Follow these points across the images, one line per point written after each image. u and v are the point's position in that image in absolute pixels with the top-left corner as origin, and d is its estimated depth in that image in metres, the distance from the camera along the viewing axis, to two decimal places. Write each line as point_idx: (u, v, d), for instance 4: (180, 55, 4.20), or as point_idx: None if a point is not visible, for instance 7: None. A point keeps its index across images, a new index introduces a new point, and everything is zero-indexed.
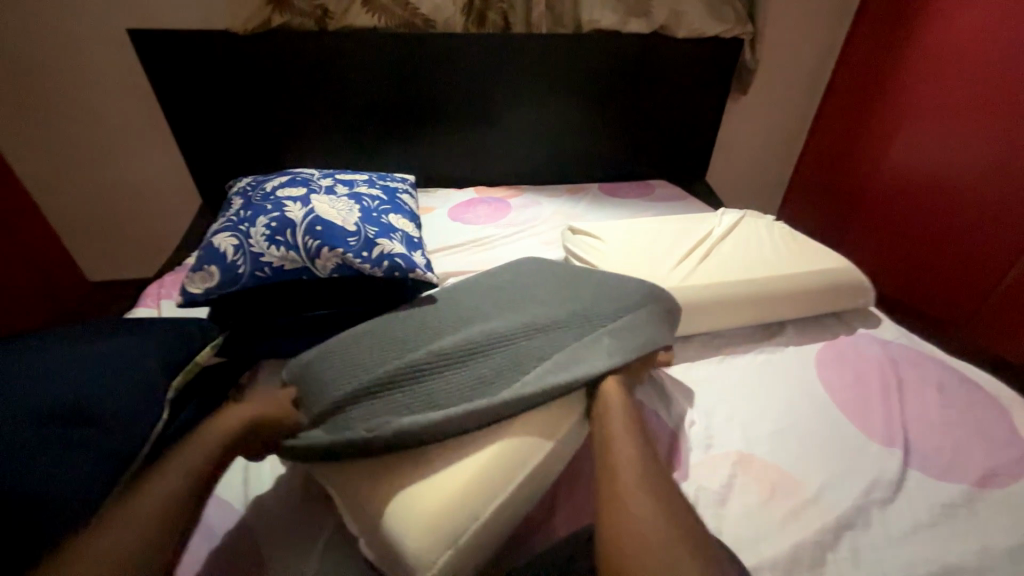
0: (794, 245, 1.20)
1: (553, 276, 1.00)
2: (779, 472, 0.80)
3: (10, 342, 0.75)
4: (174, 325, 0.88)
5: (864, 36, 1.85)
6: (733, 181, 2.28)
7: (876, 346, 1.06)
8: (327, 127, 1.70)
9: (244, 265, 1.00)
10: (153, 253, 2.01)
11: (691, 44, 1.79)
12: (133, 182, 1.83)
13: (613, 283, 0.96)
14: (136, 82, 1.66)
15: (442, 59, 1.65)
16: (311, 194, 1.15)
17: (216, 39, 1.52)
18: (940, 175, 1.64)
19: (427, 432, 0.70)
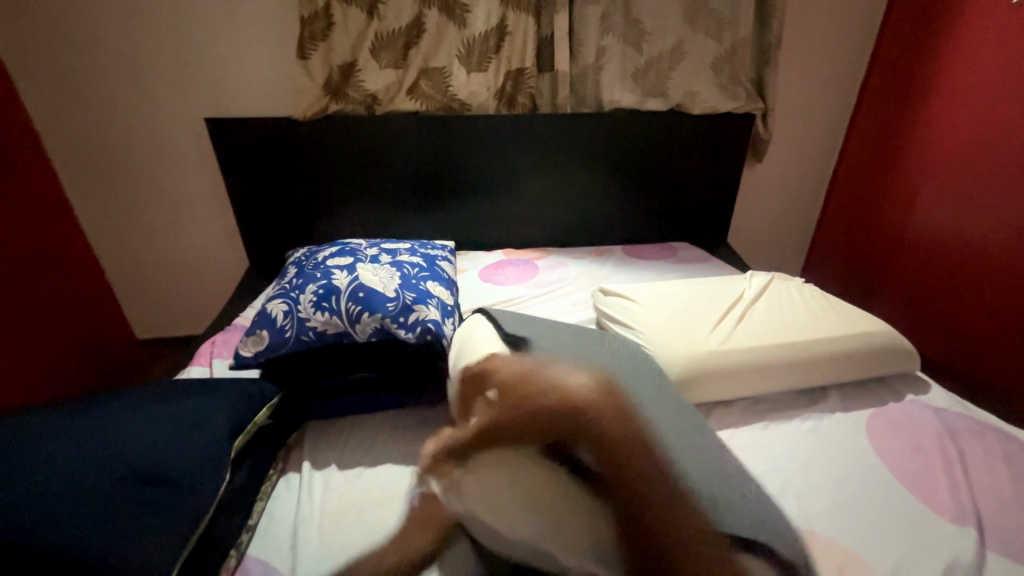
0: (829, 308, 1.20)
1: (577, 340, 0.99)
2: (845, 552, 0.76)
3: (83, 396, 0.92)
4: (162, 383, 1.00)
5: (875, 112, 1.98)
6: (755, 242, 2.32)
7: (928, 413, 1.03)
8: (369, 197, 1.85)
9: (291, 329, 1.06)
10: (198, 315, 2.12)
11: (706, 119, 1.92)
12: (191, 248, 1.99)
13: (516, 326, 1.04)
14: (204, 161, 1.86)
15: (477, 137, 1.81)
16: (357, 262, 1.20)
17: (279, 124, 1.72)
18: (960, 233, 1.64)
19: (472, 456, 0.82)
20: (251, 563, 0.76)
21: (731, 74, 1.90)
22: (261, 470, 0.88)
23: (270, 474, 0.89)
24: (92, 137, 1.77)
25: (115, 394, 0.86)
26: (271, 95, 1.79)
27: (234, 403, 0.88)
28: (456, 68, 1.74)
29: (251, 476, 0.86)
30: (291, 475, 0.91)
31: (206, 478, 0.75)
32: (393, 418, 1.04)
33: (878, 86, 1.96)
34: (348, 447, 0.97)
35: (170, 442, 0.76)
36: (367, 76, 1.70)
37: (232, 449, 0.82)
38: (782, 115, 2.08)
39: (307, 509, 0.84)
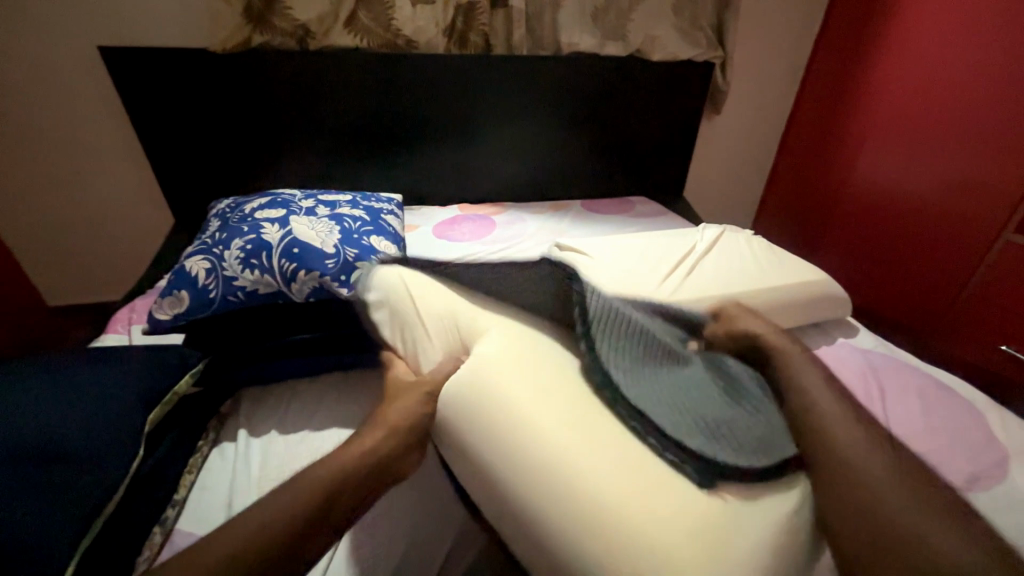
0: (774, 258, 1.24)
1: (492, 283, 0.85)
2: None
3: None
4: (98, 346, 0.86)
5: (827, 63, 1.97)
6: (709, 197, 2.35)
7: (856, 355, 1.10)
8: (307, 145, 1.67)
9: (216, 288, 0.96)
10: (119, 278, 1.91)
11: (666, 67, 1.86)
12: (100, 201, 1.75)
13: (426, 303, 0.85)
14: (105, 100, 1.61)
15: (426, 78, 1.66)
16: (291, 215, 1.10)
17: (194, 56, 1.49)
18: (901, 187, 1.74)
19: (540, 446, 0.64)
20: (180, 538, 0.71)
21: (692, 18, 1.83)
22: (188, 441, 0.81)
23: (199, 444, 0.83)
24: None
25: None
26: (180, 21, 1.54)
27: (147, 371, 0.80)
28: None
29: (177, 448, 0.79)
30: (225, 445, 0.86)
31: (115, 454, 0.68)
32: (337, 380, 0.99)
33: (831, 36, 1.94)
34: (287, 413, 0.91)
35: (74, 418, 0.68)
36: (296, 3, 1.49)
37: (147, 421, 0.75)
38: (740, 64, 2.04)
39: (243, 478, 0.79)
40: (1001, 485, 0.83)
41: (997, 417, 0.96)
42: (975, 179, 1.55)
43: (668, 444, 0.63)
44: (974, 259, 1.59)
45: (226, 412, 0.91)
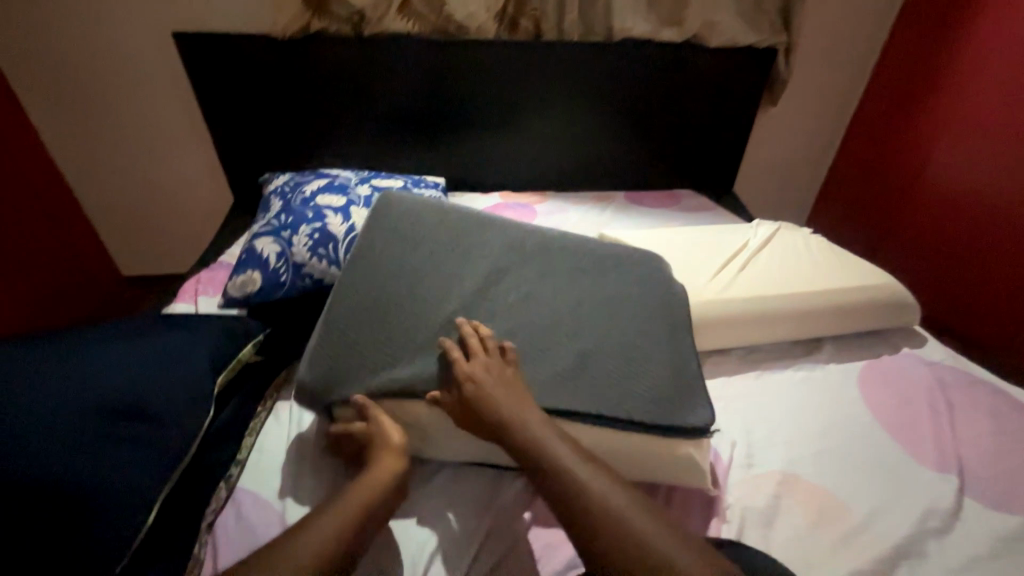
0: (835, 260, 1.17)
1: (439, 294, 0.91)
2: (826, 496, 0.78)
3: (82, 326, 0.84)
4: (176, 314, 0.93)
5: (906, 48, 1.81)
6: (761, 192, 2.24)
7: (922, 366, 1.03)
8: (358, 129, 1.72)
9: (287, 274, 1.03)
10: (183, 251, 2.05)
11: (724, 54, 1.77)
12: (170, 180, 1.88)
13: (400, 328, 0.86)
14: (176, 84, 1.71)
15: (475, 63, 1.66)
16: (351, 203, 1.13)
17: (257, 42, 1.55)
18: (983, 186, 1.59)
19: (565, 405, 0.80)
20: (242, 496, 0.77)
21: (756, 1, 1.72)
22: (249, 406, 0.87)
23: (258, 409, 0.87)
24: (44, 49, 1.59)
25: (94, 328, 0.82)
26: (245, 7, 1.60)
27: (217, 338, 0.85)
28: None
29: (240, 411, 0.85)
30: (281, 410, 0.90)
31: (189, 416, 0.74)
32: None
33: (913, 19, 1.78)
34: None
35: (153, 379, 0.74)
36: None
37: (215, 384, 0.80)
38: (806, 51, 1.91)
39: (297, 444, 0.83)
40: None
41: None
42: None
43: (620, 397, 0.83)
44: None
45: None
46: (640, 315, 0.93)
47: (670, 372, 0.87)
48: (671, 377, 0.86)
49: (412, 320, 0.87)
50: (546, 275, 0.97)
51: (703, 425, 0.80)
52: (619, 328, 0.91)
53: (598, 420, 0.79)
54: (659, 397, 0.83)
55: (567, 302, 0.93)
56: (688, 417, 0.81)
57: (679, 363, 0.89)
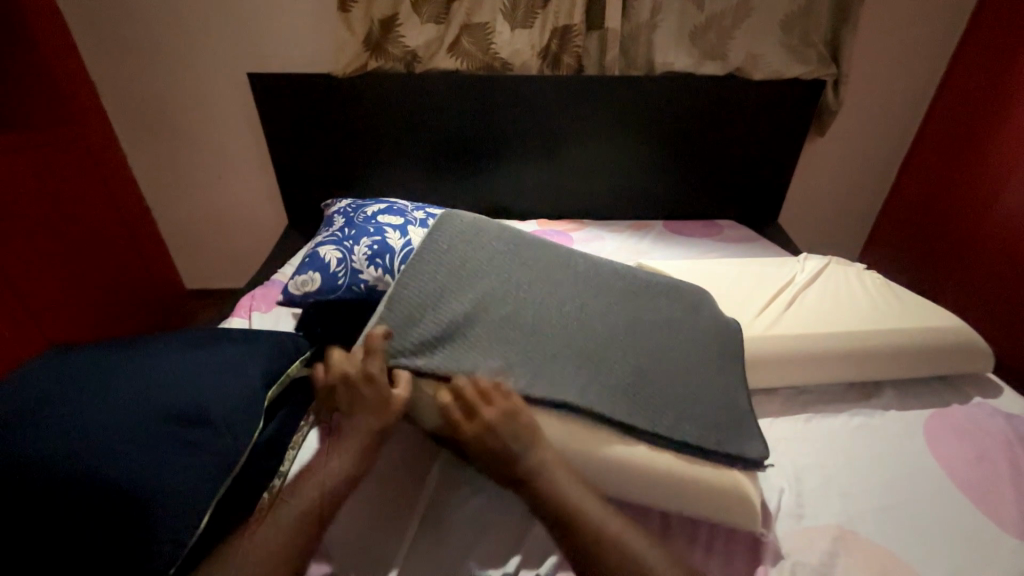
0: (893, 298, 1.10)
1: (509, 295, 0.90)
2: (888, 558, 0.71)
3: (151, 338, 0.91)
4: (236, 328, 0.99)
5: (971, 77, 1.73)
6: (809, 225, 2.16)
7: (999, 420, 0.93)
8: (405, 159, 1.82)
9: (344, 278, 1.06)
10: (240, 269, 2.20)
11: (769, 86, 1.76)
12: (234, 202, 2.04)
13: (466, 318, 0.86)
14: (247, 118, 1.88)
15: (517, 98, 1.73)
16: (408, 224, 1.18)
17: (320, 79, 1.70)
18: None
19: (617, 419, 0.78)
20: None
21: (802, 34, 1.71)
22: (296, 420, 0.90)
23: (300, 425, 0.91)
24: (140, 87, 1.80)
25: (163, 339, 0.90)
26: (311, 50, 1.76)
27: (271, 353, 0.91)
28: (500, 24, 1.65)
29: (287, 425, 0.88)
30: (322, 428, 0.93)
31: (243, 426, 0.78)
32: None
33: (977, 47, 1.71)
34: None
35: (213, 390, 0.79)
36: (408, 31, 1.64)
37: (267, 397, 0.85)
38: (857, 82, 1.86)
39: None
40: None
41: None
42: None
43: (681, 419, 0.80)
44: None
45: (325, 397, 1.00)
46: (694, 339, 0.91)
47: (721, 397, 0.85)
48: (728, 408, 0.84)
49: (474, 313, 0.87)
50: (613, 290, 0.97)
51: (758, 456, 0.78)
52: (674, 347, 0.89)
53: (653, 438, 0.77)
54: (712, 419, 0.81)
55: (624, 316, 0.92)
56: (739, 446, 0.79)
57: (730, 391, 0.87)
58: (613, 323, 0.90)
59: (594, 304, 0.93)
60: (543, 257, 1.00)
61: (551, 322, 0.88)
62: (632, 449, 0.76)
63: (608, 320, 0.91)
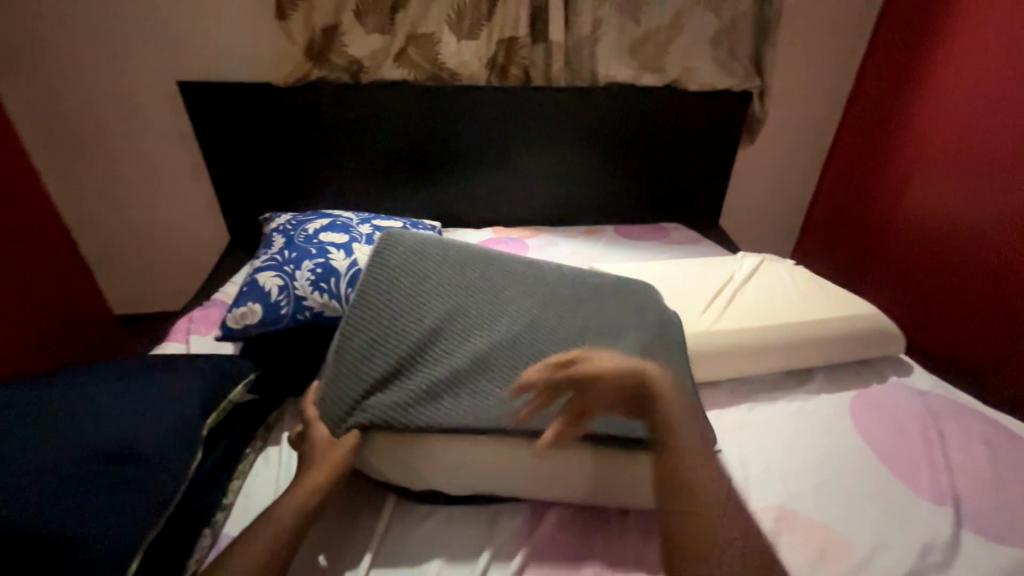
0: (819, 290, 1.20)
1: (447, 311, 0.89)
2: (824, 532, 0.77)
3: (68, 369, 0.83)
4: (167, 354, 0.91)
5: (874, 90, 1.93)
6: (747, 225, 2.31)
7: (912, 396, 1.03)
8: (354, 170, 1.78)
9: (287, 307, 0.99)
10: (177, 290, 2.06)
11: (703, 97, 1.88)
12: (166, 219, 1.91)
13: (402, 344, 0.85)
14: (180, 129, 1.77)
15: (467, 108, 1.74)
16: (353, 241, 1.13)
17: (259, 89, 1.63)
18: (950, 222, 1.66)
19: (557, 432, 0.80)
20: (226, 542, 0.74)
21: (729, 49, 1.85)
22: (239, 449, 0.84)
23: (247, 453, 0.85)
24: (53, 97, 1.65)
25: (84, 369, 0.82)
26: (249, 58, 1.69)
27: (208, 378, 0.85)
28: (446, 35, 1.65)
29: (228, 455, 0.82)
30: (271, 453, 0.88)
31: (178, 457, 0.73)
32: None
33: (877, 63, 1.91)
34: None
35: (143, 420, 0.73)
36: (351, 41, 1.62)
37: (204, 427, 0.79)
38: (780, 94, 2.03)
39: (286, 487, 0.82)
40: None
41: None
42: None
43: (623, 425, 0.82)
44: None
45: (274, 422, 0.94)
46: (640, 336, 0.94)
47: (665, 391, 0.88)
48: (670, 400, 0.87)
49: (421, 337, 0.86)
50: (555, 294, 0.97)
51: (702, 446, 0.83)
52: (622, 347, 0.92)
53: (602, 442, 0.81)
54: (657, 414, 0.85)
55: (571, 322, 0.93)
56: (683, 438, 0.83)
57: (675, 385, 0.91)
58: (561, 330, 0.91)
59: (540, 313, 0.93)
60: (485, 265, 0.99)
61: (491, 337, 0.88)
62: (582, 451, 0.81)
63: (551, 327, 0.91)
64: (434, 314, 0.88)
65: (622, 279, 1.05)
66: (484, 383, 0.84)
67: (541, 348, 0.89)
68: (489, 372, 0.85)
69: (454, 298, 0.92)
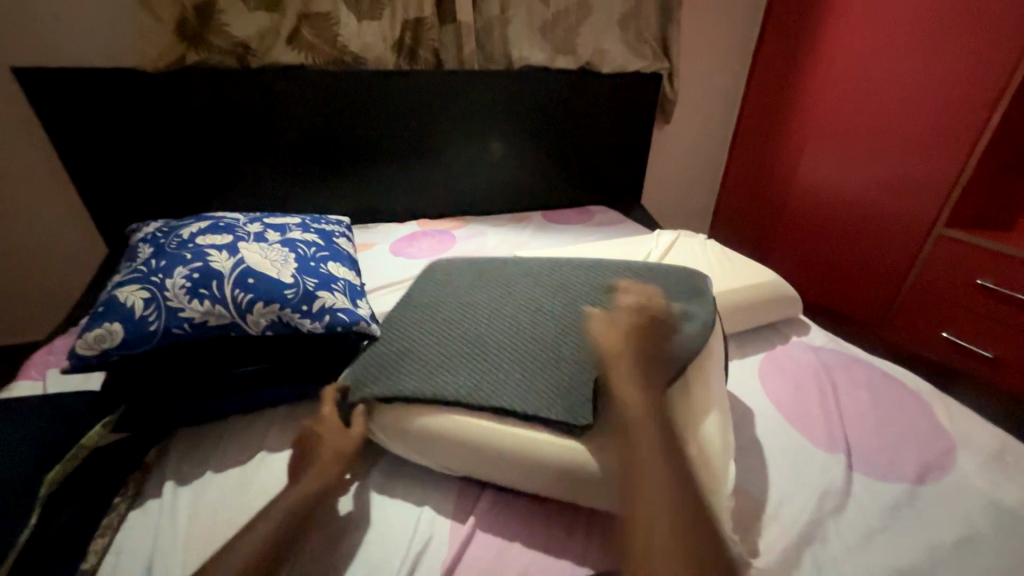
0: (726, 261, 1.26)
1: (460, 306, 0.96)
2: (739, 494, 0.79)
3: None
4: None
5: (766, 71, 2.06)
6: (667, 203, 2.41)
7: (809, 352, 1.12)
8: (251, 166, 1.60)
9: (158, 320, 0.84)
10: (47, 314, 1.76)
11: (617, 79, 1.90)
12: (21, 231, 1.61)
13: (412, 333, 0.91)
14: (23, 126, 1.48)
15: (375, 94, 1.62)
16: (238, 241, 1.00)
17: (122, 75, 1.40)
18: (836, 193, 1.84)
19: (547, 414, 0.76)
20: None
21: (638, 31, 1.88)
22: (101, 502, 0.71)
23: (114, 502, 0.73)
24: None
25: None
26: (106, 40, 1.45)
27: (51, 423, 0.72)
28: (344, 15, 1.52)
29: (86, 511, 0.68)
30: (147, 502, 0.75)
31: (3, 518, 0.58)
32: (283, 413, 0.91)
33: (769, 46, 2.03)
34: (226, 453, 0.83)
35: None
36: (232, 19, 1.44)
37: (43, 481, 0.65)
38: (687, 76, 2.11)
39: (167, 534, 0.70)
40: (948, 474, 0.83)
41: (940, 404, 0.97)
42: (901, 181, 1.66)
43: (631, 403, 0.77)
44: (911, 249, 1.68)
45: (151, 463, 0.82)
46: (656, 319, 0.90)
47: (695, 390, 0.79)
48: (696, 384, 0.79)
49: (422, 328, 0.92)
50: (571, 285, 0.99)
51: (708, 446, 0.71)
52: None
53: (613, 434, 0.74)
54: (680, 396, 0.78)
55: (602, 315, 0.91)
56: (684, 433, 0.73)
57: (690, 364, 0.83)
58: (590, 321, 0.91)
59: (550, 298, 0.96)
60: (507, 269, 1.06)
61: (501, 326, 0.90)
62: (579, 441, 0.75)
63: (570, 315, 0.92)
64: (446, 309, 0.95)
65: (651, 265, 1.04)
66: (477, 362, 0.84)
67: (546, 331, 0.89)
68: (488, 355, 0.86)
69: (469, 297, 0.98)
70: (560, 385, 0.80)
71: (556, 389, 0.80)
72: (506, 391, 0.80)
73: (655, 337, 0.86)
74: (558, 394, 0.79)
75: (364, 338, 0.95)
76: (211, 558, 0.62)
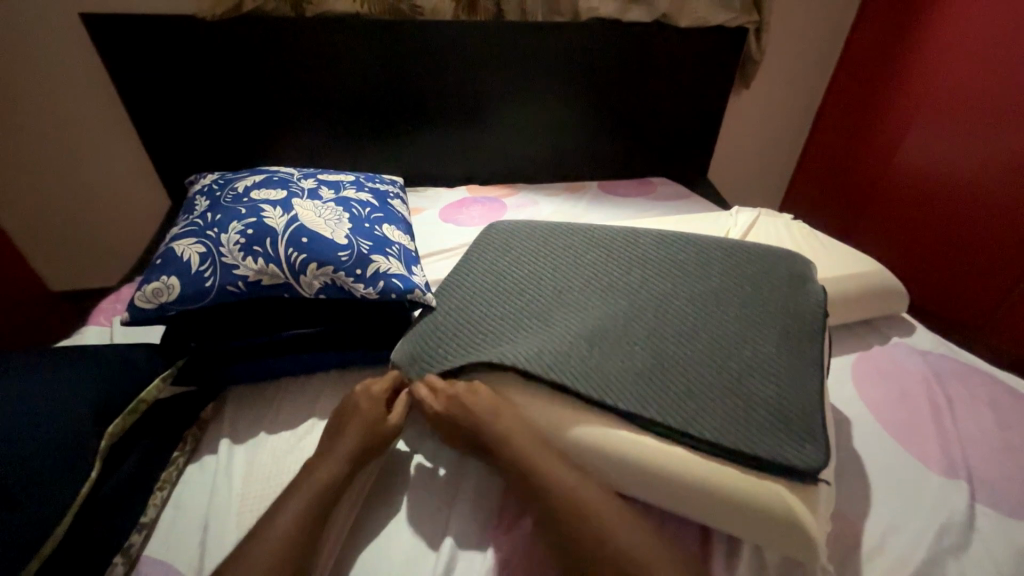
0: (818, 246, 1.10)
1: (527, 274, 0.89)
2: (836, 517, 0.69)
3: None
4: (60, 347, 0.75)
5: (877, 20, 1.73)
6: (736, 178, 2.19)
7: (915, 357, 0.96)
8: (304, 122, 1.56)
9: (213, 276, 0.82)
10: (119, 261, 1.85)
11: (696, 34, 1.68)
12: (95, 180, 1.67)
13: (475, 299, 0.86)
14: (93, 76, 1.50)
15: (430, 47, 1.51)
16: (292, 197, 0.96)
17: (181, 22, 1.37)
18: (947, 173, 1.55)
19: (617, 402, 0.68)
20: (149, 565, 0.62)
21: None
22: (160, 457, 0.72)
23: (173, 456, 0.73)
24: None
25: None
26: None
27: (113, 370, 0.71)
28: None
29: (144, 465, 0.69)
30: (204, 458, 0.76)
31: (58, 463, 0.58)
32: (334, 379, 0.88)
33: None
34: (279, 415, 0.81)
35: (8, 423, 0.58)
36: None
37: (104, 434, 0.65)
38: (778, 32, 1.85)
39: (222, 494, 0.69)
40: None
41: None
42: None
43: (717, 405, 0.67)
44: None
45: (208, 417, 0.82)
46: (755, 313, 0.78)
47: (794, 399, 0.67)
48: (798, 392, 0.68)
49: (486, 293, 0.87)
50: (654, 262, 0.88)
51: (803, 465, 0.60)
52: (744, 339, 0.74)
53: (693, 437, 0.65)
54: (779, 404, 0.66)
55: (686, 300, 0.80)
56: (776, 446, 0.62)
57: (792, 366, 0.71)
58: (671, 306, 0.80)
59: (626, 275, 0.86)
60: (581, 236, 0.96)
61: (571, 300, 0.82)
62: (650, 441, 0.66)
63: (650, 295, 0.82)
64: (513, 277, 0.89)
65: (749, 247, 0.90)
66: (541, 335, 0.77)
67: (622, 310, 0.80)
68: (555, 330, 0.78)
69: (538, 265, 0.90)
70: (634, 373, 0.71)
71: (630, 376, 0.71)
72: (572, 369, 0.72)
73: (753, 334, 0.74)
74: (632, 382, 0.70)
75: (417, 306, 0.89)
76: (265, 526, 0.60)
